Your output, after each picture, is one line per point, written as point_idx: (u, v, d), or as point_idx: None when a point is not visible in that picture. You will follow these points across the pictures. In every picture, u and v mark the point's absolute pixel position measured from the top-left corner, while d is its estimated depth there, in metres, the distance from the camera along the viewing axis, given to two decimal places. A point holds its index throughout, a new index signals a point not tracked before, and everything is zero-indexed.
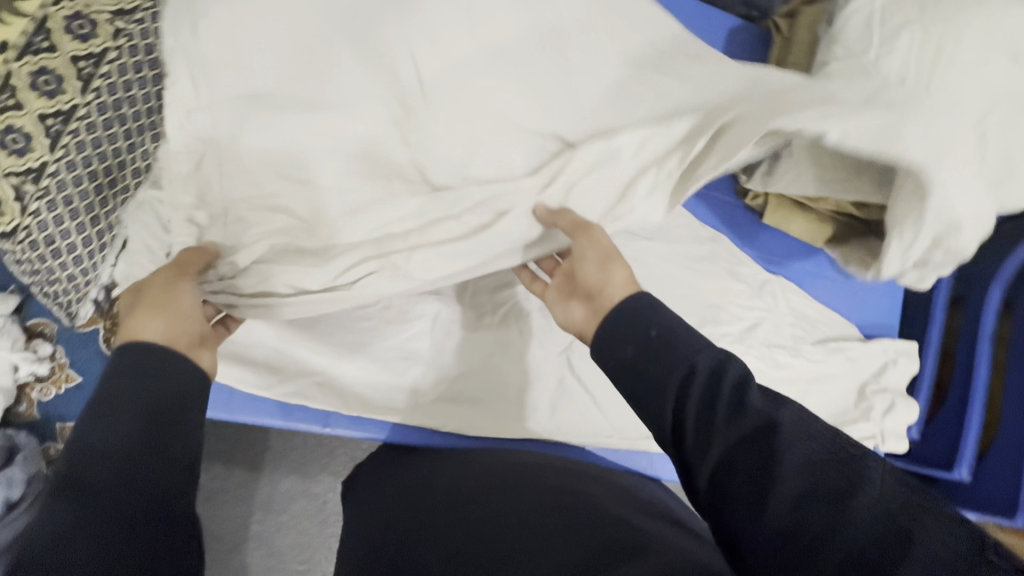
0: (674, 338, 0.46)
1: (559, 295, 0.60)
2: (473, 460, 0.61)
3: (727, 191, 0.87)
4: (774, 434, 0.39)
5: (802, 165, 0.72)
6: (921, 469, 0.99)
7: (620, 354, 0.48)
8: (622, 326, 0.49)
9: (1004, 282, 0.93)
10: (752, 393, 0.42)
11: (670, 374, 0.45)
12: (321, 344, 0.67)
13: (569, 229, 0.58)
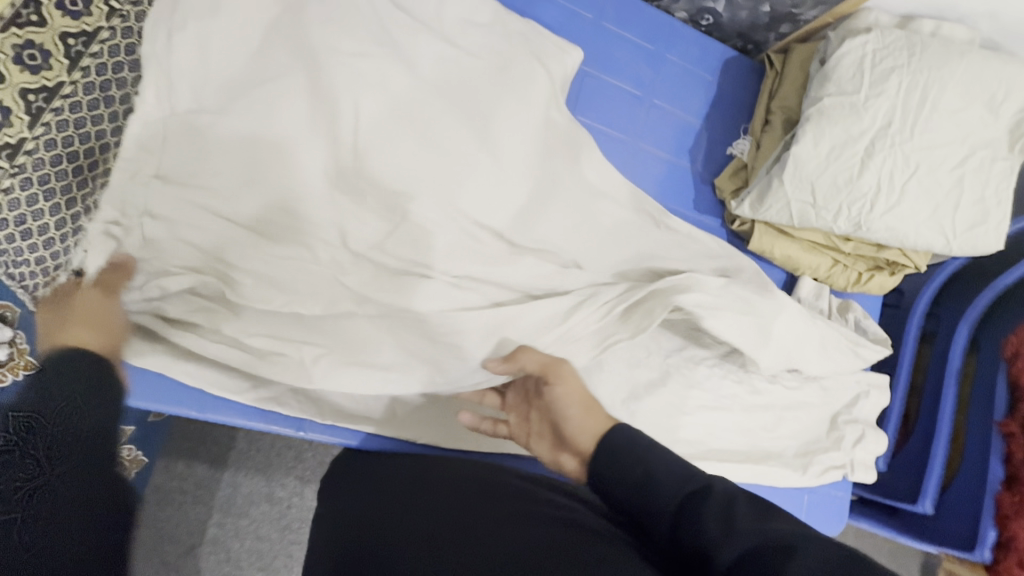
0: (656, 463, 0.47)
1: (548, 444, 0.60)
2: (453, 477, 0.58)
3: (715, 216, 0.87)
4: (766, 547, 0.40)
5: (794, 195, 0.74)
6: (886, 500, 1.02)
7: (601, 479, 0.49)
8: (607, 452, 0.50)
9: (971, 321, 0.97)
10: (738, 508, 0.43)
11: (664, 495, 0.45)
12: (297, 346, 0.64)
13: (537, 371, 0.61)
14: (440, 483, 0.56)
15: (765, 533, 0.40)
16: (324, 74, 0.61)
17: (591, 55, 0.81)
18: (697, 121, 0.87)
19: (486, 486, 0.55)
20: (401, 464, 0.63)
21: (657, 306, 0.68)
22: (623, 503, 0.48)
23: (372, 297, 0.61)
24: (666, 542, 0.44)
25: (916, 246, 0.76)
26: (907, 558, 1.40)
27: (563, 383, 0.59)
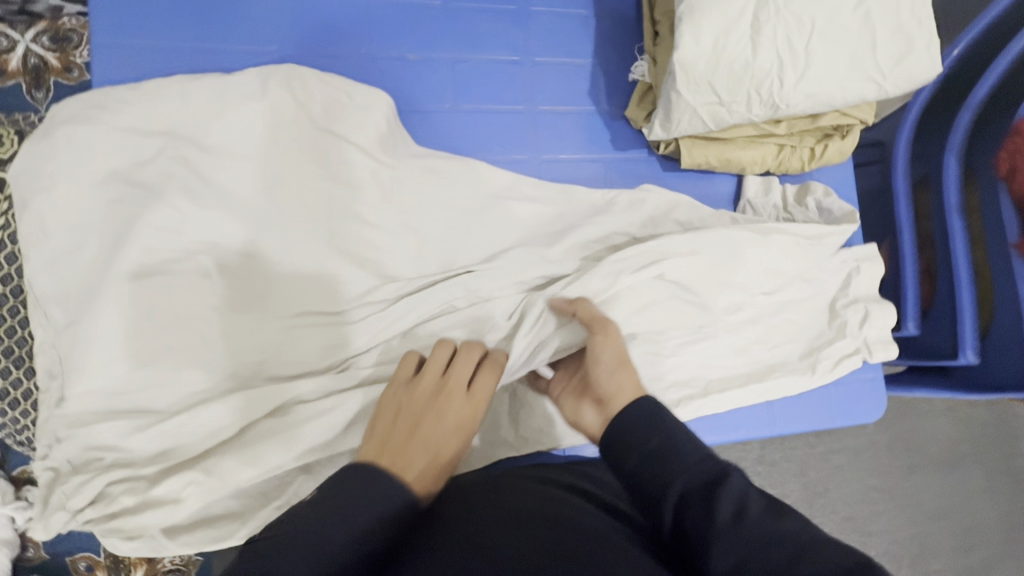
0: (674, 447, 0.49)
1: (567, 390, 0.66)
2: (488, 476, 0.61)
3: (639, 147, 0.84)
4: (784, 543, 0.42)
5: (697, 101, 0.69)
6: (927, 361, 0.96)
7: (622, 444, 0.52)
8: (626, 423, 0.53)
9: (956, 150, 0.91)
10: (757, 500, 0.46)
11: (684, 480, 0.47)
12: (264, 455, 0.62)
13: (587, 320, 0.65)
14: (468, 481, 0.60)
15: (781, 532, 0.43)
16: (201, 186, 0.65)
17: (455, 41, 0.79)
18: (587, 61, 0.83)
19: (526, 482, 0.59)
20: None
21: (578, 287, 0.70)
22: (640, 478, 0.50)
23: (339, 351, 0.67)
24: (676, 526, 0.46)
25: (848, 102, 0.69)
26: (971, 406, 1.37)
27: (605, 334, 0.63)
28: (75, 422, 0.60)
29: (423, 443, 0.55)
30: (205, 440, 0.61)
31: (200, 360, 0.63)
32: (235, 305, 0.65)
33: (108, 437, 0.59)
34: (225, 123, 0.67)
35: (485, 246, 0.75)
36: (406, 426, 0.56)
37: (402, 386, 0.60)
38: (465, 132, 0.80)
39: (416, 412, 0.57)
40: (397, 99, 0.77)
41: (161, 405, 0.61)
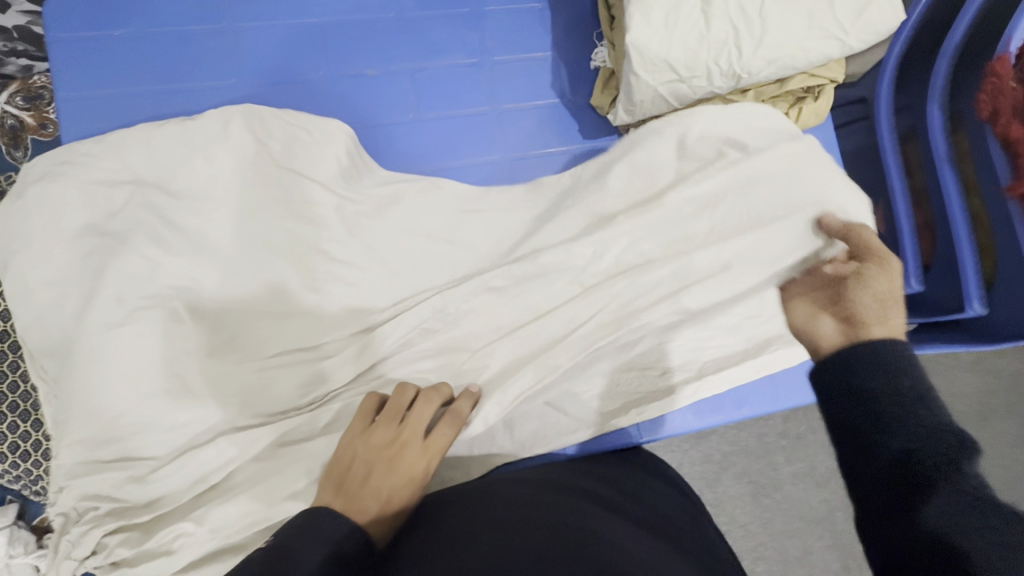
0: (924, 393, 0.47)
1: (822, 296, 0.60)
2: (527, 487, 0.58)
3: (608, 134, 0.83)
4: (978, 518, 0.39)
5: (656, 80, 0.68)
6: (939, 317, 0.93)
7: (882, 405, 0.47)
8: (876, 367, 0.50)
9: (939, 97, 0.86)
10: (968, 466, 0.42)
11: (916, 432, 0.45)
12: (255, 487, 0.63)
13: (862, 241, 0.61)
14: (509, 490, 0.56)
15: (961, 520, 0.40)
16: (168, 234, 0.68)
17: (412, 51, 0.79)
18: (547, 54, 0.82)
19: (571, 498, 0.55)
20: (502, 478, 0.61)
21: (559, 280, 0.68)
22: (885, 429, 0.46)
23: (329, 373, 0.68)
24: (883, 475, 0.45)
25: (812, 62, 0.68)
26: (995, 358, 1.33)
27: (880, 263, 0.60)
28: (81, 471, 0.63)
29: (376, 490, 0.53)
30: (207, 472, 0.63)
31: (192, 394, 0.64)
32: (221, 341, 0.67)
33: (110, 482, 0.62)
34: (193, 163, 0.69)
35: (460, 252, 0.74)
36: (360, 473, 0.54)
37: (359, 432, 0.59)
38: (432, 139, 0.80)
39: (369, 458, 0.56)
40: (360, 115, 0.77)
41: (156, 447, 0.63)
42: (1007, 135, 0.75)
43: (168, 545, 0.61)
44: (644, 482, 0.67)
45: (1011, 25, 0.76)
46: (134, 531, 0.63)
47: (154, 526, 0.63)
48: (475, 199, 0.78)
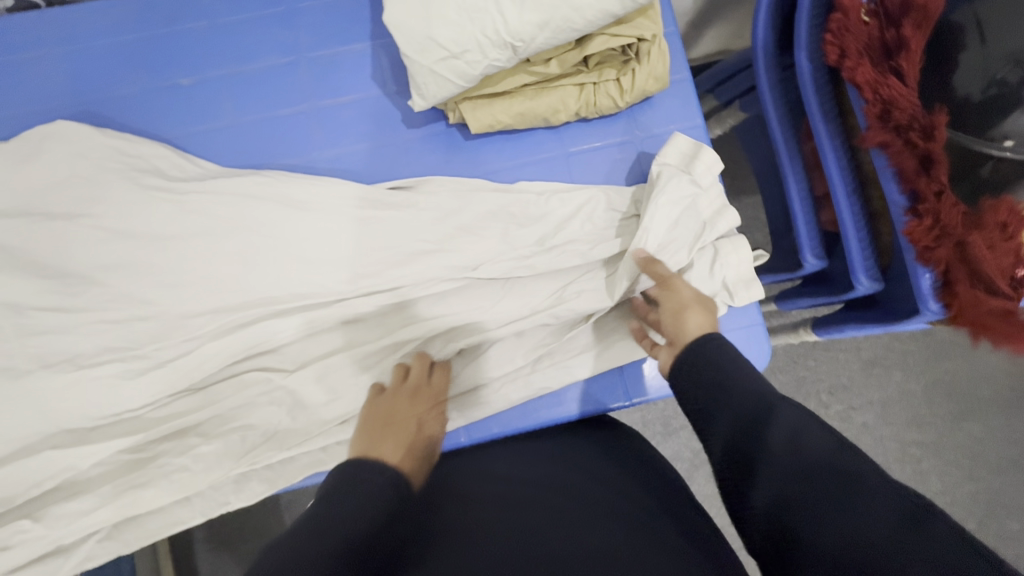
0: (736, 380, 0.52)
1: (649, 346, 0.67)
2: (502, 475, 0.65)
3: (437, 120, 0.80)
4: (794, 467, 0.43)
5: (429, 61, 0.64)
6: (840, 295, 0.83)
7: (700, 380, 0.54)
8: (702, 368, 0.55)
9: (806, 44, 0.75)
10: (776, 434, 0.45)
11: (733, 412, 0.49)
12: (88, 486, 0.69)
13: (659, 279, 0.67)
14: (474, 477, 0.66)
15: (781, 473, 0.43)
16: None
17: (226, 57, 0.79)
18: (365, 44, 0.80)
19: (524, 481, 0.63)
20: (467, 470, 0.68)
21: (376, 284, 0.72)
22: (710, 419, 0.51)
23: (130, 382, 0.69)
24: (721, 464, 0.48)
25: (594, 22, 0.62)
26: (959, 338, 1.21)
27: (671, 287, 0.66)
28: None
29: (405, 437, 0.62)
30: (40, 474, 0.67)
31: (16, 400, 0.67)
32: (50, 352, 0.68)
33: None
34: (3, 184, 0.71)
35: (270, 256, 0.72)
36: (400, 421, 0.63)
37: (394, 393, 0.67)
38: (251, 141, 0.79)
39: (403, 414, 0.64)
40: (177, 124, 0.78)
41: None
42: (855, 80, 0.67)
43: (8, 539, 0.66)
44: (522, 446, 0.72)
45: None
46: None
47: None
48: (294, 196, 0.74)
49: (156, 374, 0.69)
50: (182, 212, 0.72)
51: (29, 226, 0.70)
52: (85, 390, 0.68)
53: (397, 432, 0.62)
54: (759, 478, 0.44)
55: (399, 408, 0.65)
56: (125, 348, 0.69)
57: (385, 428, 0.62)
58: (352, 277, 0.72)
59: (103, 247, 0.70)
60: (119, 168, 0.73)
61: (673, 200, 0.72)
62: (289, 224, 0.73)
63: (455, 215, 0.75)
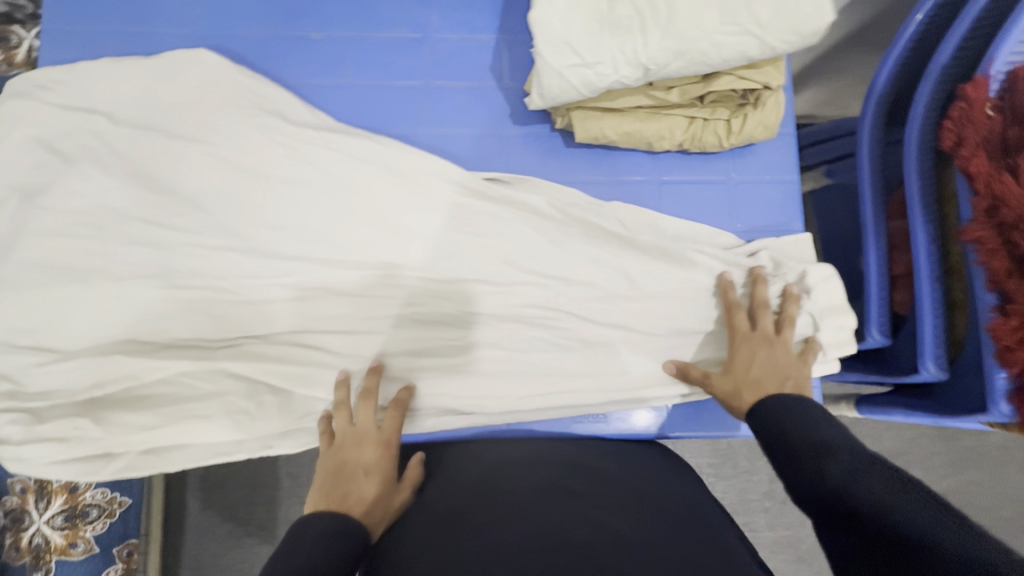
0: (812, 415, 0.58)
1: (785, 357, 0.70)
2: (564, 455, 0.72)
3: (542, 122, 0.82)
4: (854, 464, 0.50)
5: (559, 65, 0.65)
6: (898, 378, 0.82)
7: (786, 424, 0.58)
8: (784, 417, 0.59)
9: (918, 126, 0.75)
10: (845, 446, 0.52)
11: (805, 431, 0.56)
12: (145, 400, 0.70)
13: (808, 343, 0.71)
14: (477, 483, 0.67)
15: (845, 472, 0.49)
16: (108, 156, 0.73)
17: (356, 20, 0.82)
18: (492, 37, 0.83)
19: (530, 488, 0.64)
20: (535, 450, 0.73)
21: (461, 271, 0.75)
22: (783, 435, 0.58)
23: (215, 309, 0.72)
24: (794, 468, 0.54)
25: (727, 60, 0.63)
26: (993, 452, 1.19)
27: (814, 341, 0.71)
28: None
29: (359, 484, 0.65)
30: (106, 375, 0.69)
31: (105, 300, 0.70)
32: (150, 263, 0.71)
33: (13, 368, 0.69)
34: (137, 97, 0.75)
35: (365, 219, 0.76)
36: (343, 473, 0.65)
37: (340, 443, 0.68)
38: (363, 105, 0.82)
39: (352, 465, 0.66)
40: (298, 74, 0.81)
41: (58, 345, 0.70)
42: (967, 169, 0.67)
43: (65, 432, 0.68)
44: (554, 442, 0.76)
45: (993, 45, 0.66)
46: (29, 412, 0.69)
47: (48, 410, 0.69)
48: (398, 168, 0.78)
49: (240, 306, 0.73)
50: (293, 163, 0.76)
51: (154, 141, 0.74)
52: (174, 305, 0.72)
53: (344, 481, 0.64)
54: (817, 478, 0.51)
55: (341, 452, 0.67)
56: (213, 276, 0.72)
57: (336, 479, 0.65)
58: (438, 257, 0.76)
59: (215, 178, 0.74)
60: (241, 107, 0.76)
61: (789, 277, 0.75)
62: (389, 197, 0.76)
63: (545, 221, 0.76)
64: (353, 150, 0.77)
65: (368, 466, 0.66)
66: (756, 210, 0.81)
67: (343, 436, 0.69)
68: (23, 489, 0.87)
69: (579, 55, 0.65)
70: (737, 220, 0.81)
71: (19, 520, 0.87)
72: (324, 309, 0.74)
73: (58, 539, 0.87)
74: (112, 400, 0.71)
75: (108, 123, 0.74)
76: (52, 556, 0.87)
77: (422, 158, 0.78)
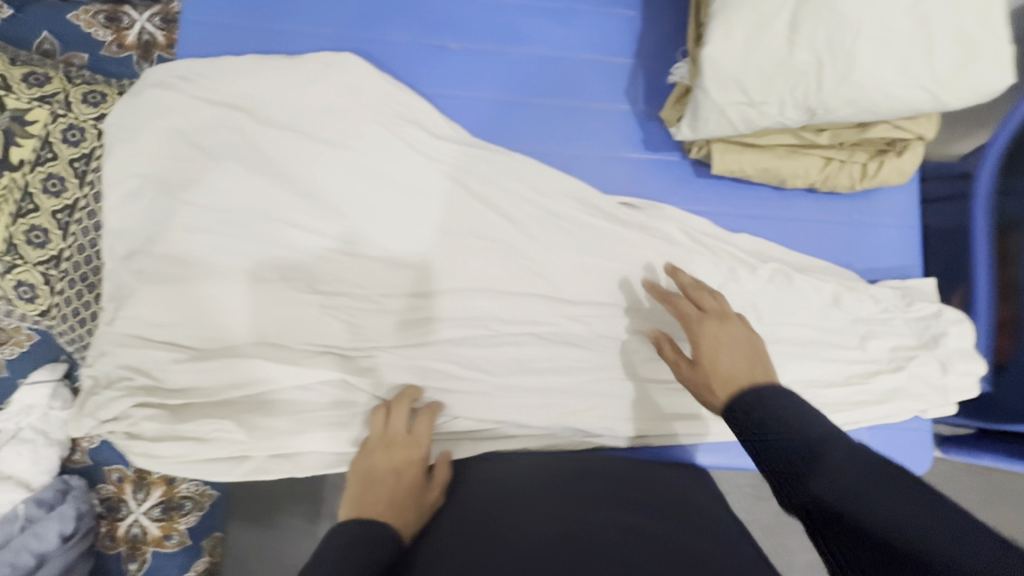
0: (764, 397, 0.55)
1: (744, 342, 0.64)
2: (592, 469, 0.71)
3: (672, 150, 0.82)
4: (844, 466, 0.46)
5: (724, 101, 0.66)
6: (993, 425, 0.84)
7: (758, 399, 0.55)
8: (755, 399, 0.55)
9: None
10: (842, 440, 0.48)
11: (772, 413, 0.53)
12: (281, 402, 0.71)
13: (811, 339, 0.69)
14: (498, 497, 0.66)
15: (841, 469, 0.46)
16: (253, 156, 0.73)
17: (496, 33, 0.82)
18: (628, 61, 0.83)
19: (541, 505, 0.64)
20: (569, 463, 0.72)
21: (592, 293, 0.76)
22: (754, 421, 0.54)
23: (353, 316, 0.73)
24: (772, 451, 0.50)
25: (896, 112, 0.64)
26: None
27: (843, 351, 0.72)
28: (131, 345, 0.70)
29: (386, 487, 0.65)
30: (247, 375, 0.69)
31: (249, 301, 0.71)
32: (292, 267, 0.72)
33: (153, 363, 0.70)
34: (282, 98, 0.75)
35: (502, 235, 0.76)
36: (379, 471, 0.66)
37: (371, 446, 0.69)
38: (498, 119, 0.82)
39: (389, 467, 0.67)
40: (436, 83, 0.81)
41: (196, 343, 0.70)
42: None
43: (203, 431, 0.69)
44: (624, 461, 0.75)
45: None
46: (166, 409, 0.70)
47: (182, 409, 0.70)
48: (533, 185, 0.78)
49: (378, 314, 0.73)
50: (432, 174, 0.76)
51: (296, 143, 0.74)
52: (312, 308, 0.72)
53: (376, 484, 0.65)
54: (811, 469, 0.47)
55: (381, 452, 0.68)
56: (353, 283, 0.73)
57: (370, 477, 0.66)
58: (571, 279, 0.76)
59: (358, 186, 0.75)
60: (383, 115, 0.77)
61: (914, 322, 0.77)
62: (526, 216, 0.77)
63: (679, 251, 0.77)
64: (490, 164, 0.78)
65: (403, 472, 0.67)
66: (878, 253, 0.82)
67: (379, 435, 0.69)
68: (121, 477, 0.88)
69: (749, 94, 0.65)
70: (858, 261, 0.82)
71: (115, 508, 0.87)
72: (459, 323, 0.74)
73: (155, 530, 0.87)
74: (246, 400, 0.71)
75: (250, 122, 0.74)
76: (148, 547, 0.87)
77: (557, 177, 0.79)
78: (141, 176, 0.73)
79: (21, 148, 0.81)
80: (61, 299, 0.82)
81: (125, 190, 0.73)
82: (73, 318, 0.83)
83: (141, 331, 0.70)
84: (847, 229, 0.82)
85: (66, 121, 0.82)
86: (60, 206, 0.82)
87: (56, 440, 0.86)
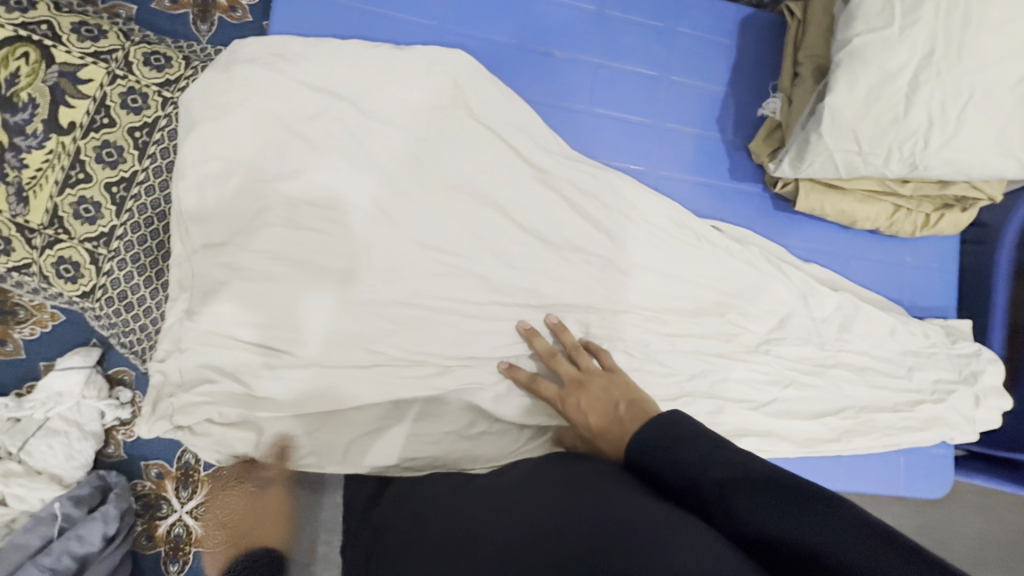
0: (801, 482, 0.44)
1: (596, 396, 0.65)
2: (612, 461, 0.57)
3: (755, 181, 0.85)
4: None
5: (834, 147, 0.70)
6: (996, 450, 0.93)
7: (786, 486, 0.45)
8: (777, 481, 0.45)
9: None
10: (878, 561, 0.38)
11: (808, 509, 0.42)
12: (373, 409, 0.68)
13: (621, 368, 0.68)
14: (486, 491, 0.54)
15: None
16: (358, 150, 0.70)
17: (599, 45, 0.82)
18: (721, 89, 0.85)
19: (565, 495, 0.49)
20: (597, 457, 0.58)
21: (680, 315, 0.78)
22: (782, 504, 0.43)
23: (453, 324, 0.71)
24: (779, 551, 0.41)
25: (984, 175, 0.70)
26: None
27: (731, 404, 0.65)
28: (215, 340, 0.66)
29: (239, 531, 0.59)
30: (342, 380, 0.67)
31: (345, 302, 0.68)
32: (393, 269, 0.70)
33: (239, 362, 0.66)
34: (387, 91, 0.72)
35: (598, 250, 0.76)
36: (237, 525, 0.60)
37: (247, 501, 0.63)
38: (594, 133, 0.81)
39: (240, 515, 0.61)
40: (538, 90, 0.80)
41: (286, 343, 0.66)
42: None
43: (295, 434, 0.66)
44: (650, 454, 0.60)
45: None
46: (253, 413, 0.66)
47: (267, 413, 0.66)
48: (629, 203, 0.78)
49: (477, 324, 0.72)
50: (534, 184, 0.75)
51: (400, 139, 0.71)
52: (410, 313, 0.70)
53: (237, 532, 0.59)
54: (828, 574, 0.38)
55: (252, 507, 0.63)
56: (452, 289, 0.72)
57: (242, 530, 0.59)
58: (660, 299, 0.78)
59: (462, 190, 0.73)
60: (489, 119, 0.75)
61: (954, 359, 0.85)
62: (621, 233, 0.77)
63: (759, 278, 0.81)
64: (589, 178, 0.77)
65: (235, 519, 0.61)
66: (924, 293, 0.90)
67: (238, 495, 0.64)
68: (159, 473, 0.82)
69: (859, 143, 0.69)
70: (907, 299, 0.89)
71: (154, 506, 0.82)
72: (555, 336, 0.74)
73: (197, 530, 0.82)
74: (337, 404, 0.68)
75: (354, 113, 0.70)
76: (189, 548, 0.82)
77: (651, 197, 0.79)
78: (231, 159, 0.68)
79: (72, 109, 0.72)
80: (107, 281, 0.75)
81: (212, 173, 0.68)
82: (118, 302, 0.76)
83: (225, 327, 0.66)
84: (899, 268, 0.89)
85: (125, 84, 0.74)
86: (114, 178, 0.74)
87: (89, 432, 0.78)
